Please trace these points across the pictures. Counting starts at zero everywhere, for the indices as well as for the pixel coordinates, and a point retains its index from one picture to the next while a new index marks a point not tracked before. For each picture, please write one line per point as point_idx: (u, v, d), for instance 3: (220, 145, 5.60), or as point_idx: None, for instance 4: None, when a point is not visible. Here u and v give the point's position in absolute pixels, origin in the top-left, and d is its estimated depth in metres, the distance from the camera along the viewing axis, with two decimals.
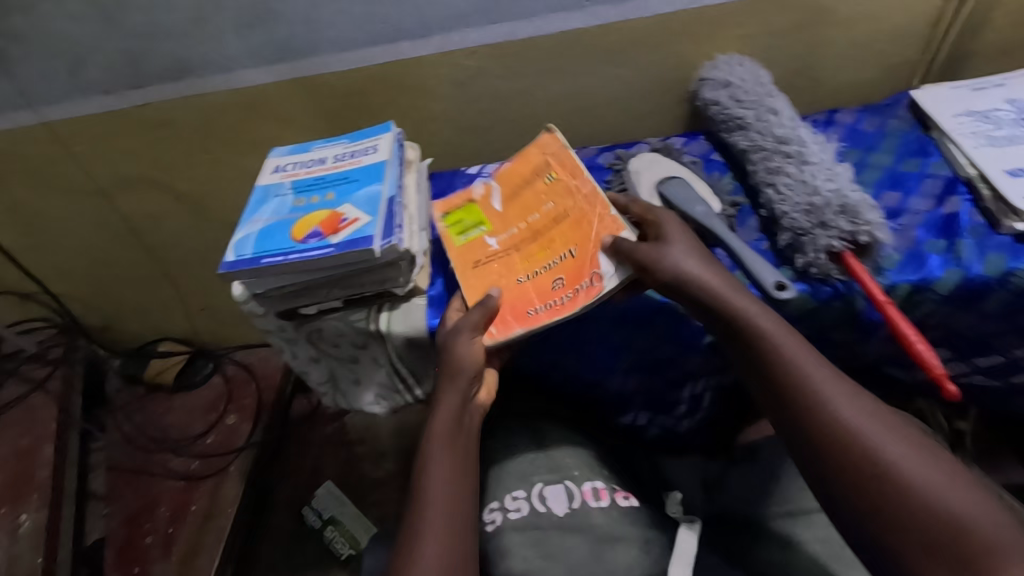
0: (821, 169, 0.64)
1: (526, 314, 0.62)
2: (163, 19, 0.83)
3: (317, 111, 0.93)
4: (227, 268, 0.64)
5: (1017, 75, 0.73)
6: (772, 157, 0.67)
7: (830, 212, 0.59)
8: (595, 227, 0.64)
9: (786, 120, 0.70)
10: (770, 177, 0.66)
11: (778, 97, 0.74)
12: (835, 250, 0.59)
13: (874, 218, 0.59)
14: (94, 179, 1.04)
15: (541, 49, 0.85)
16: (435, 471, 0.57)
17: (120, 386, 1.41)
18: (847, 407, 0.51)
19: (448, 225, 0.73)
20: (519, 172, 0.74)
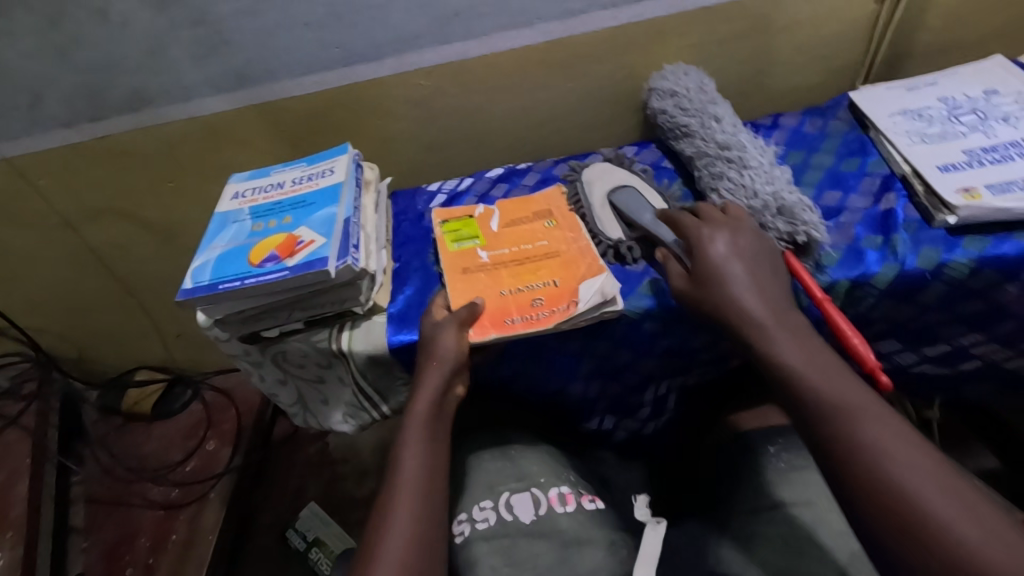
0: (760, 173, 0.66)
1: (504, 320, 0.63)
2: (119, 52, 0.84)
3: (278, 135, 0.94)
4: (185, 296, 0.64)
5: (948, 74, 0.76)
6: (715, 163, 0.70)
7: (768, 215, 0.62)
8: (583, 271, 0.67)
9: (728, 127, 0.72)
10: (714, 183, 0.69)
11: (721, 104, 0.77)
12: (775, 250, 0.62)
13: (810, 218, 0.62)
14: (59, 211, 1.04)
15: (493, 66, 0.87)
16: (411, 458, 0.58)
17: (96, 418, 1.40)
18: (870, 423, 0.48)
19: (444, 232, 0.75)
20: (524, 209, 0.77)
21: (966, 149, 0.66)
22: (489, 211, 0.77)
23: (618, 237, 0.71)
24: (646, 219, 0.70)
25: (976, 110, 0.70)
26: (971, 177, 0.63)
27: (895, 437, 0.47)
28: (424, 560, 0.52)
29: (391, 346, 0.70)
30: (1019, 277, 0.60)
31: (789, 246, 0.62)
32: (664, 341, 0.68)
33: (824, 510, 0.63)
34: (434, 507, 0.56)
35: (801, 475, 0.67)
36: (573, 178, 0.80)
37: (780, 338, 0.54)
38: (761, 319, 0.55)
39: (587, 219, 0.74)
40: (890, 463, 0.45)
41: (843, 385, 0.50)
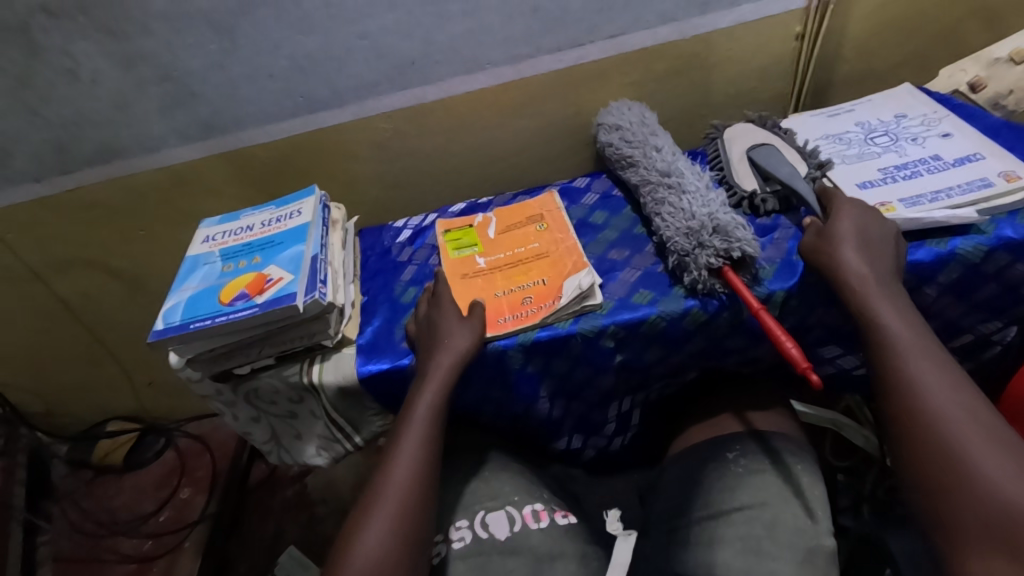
0: (697, 196, 0.72)
1: (497, 320, 0.69)
2: (88, 108, 0.88)
3: (246, 181, 0.98)
4: (156, 337, 0.66)
5: (862, 101, 0.84)
6: (657, 189, 0.75)
7: (706, 235, 0.67)
8: (569, 268, 0.73)
9: (664, 159, 0.78)
10: (657, 208, 0.74)
11: (663, 136, 0.83)
12: (717, 266, 0.66)
13: (744, 236, 0.66)
14: (27, 263, 1.05)
15: (450, 108, 0.92)
16: (412, 438, 0.63)
17: (66, 472, 1.37)
18: (942, 388, 0.55)
19: (447, 240, 0.83)
20: (518, 215, 0.84)
21: (881, 167, 0.73)
22: (488, 220, 0.85)
23: (753, 189, 0.76)
24: (784, 172, 0.74)
25: (888, 132, 0.77)
26: (887, 192, 0.69)
27: (976, 421, 0.52)
28: (416, 523, 0.60)
29: (361, 376, 0.72)
30: (935, 279, 0.66)
31: (728, 263, 0.66)
32: (621, 356, 0.72)
33: (780, 510, 0.66)
34: (415, 497, 0.61)
35: (758, 478, 0.69)
36: (714, 137, 0.85)
37: (873, 298, 0.60)
38: (865, 280, 0.61)
39: (726, 173, 0.79)
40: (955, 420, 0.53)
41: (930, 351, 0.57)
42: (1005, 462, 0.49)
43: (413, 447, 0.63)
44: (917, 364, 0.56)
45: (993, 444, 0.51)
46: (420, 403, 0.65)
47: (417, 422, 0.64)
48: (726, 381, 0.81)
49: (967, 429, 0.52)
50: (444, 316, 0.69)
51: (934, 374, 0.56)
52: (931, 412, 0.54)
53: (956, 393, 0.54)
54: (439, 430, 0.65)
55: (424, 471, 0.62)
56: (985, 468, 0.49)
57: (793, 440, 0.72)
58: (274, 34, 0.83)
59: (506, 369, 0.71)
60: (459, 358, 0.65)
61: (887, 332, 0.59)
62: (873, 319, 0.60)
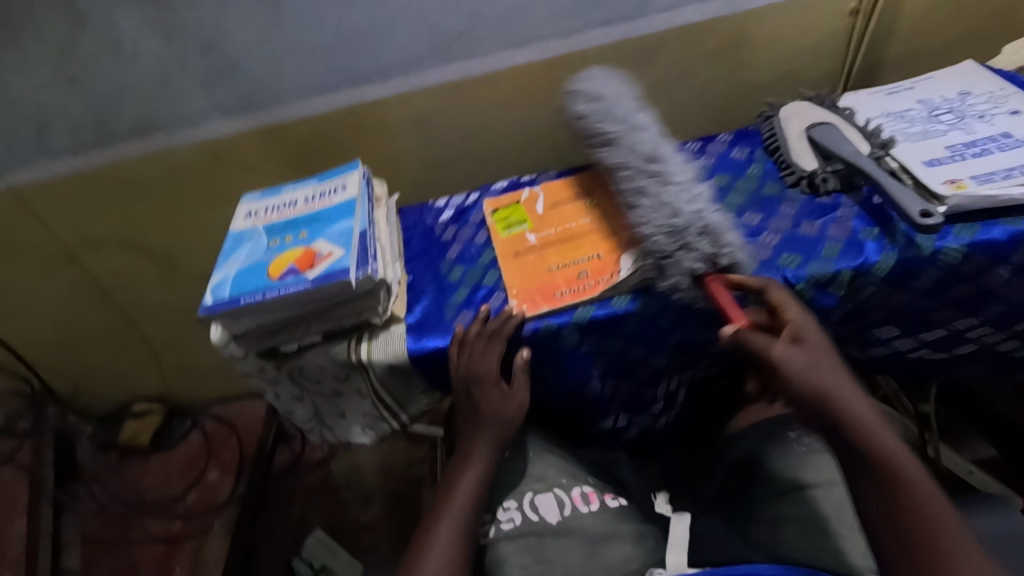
0: (682, 190, 0.66)
1: (554, 294, 0.69)
2: (127, 81, 0.86)
3: (283, 158, 0.96)
4: (206, 311, 0.65)
5: (923, 78, 0.82)
6: (637, 176, 0.68)
7: (691, 240, 0.63)
8: (625, 242, 0.72)
9: (631, 139, 0.70)
10: (635, 197, 0.67)
11: (628, 106, 0.74)
12: (702, 275, 0.64)
13: (728, 244, 0.64)
14: (60, 241, 1.04)
15: (493, 84, 0.90)
16: (446, 526, 0.62)
17: (92, 452, 1.37)
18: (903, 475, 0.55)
19: (495, 219, 0.82)
20: (566, 190, 0.83)
21: (948, 145, 0.70)
22: (535, 195, 0.84)
23: (814, 168, 0.74)
24: (848, 151, 0.71)
25: (953, 110, 0.75)
26: (956, 170, 0.67)
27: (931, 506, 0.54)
28: None
29: (412, 354, 0.71)
30: (1007, 259, 0.64)
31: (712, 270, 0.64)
32: (677, 335, 0.70)
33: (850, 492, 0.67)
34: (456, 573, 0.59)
35: (821, 458, 0.70)
36: (769, 116, 0.84)
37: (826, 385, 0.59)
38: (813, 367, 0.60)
39: (782, 152, 0.78)
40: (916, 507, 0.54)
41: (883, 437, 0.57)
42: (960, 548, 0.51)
43: (451, 530, 0.62)
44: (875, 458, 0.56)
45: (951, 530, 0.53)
46: (463, 486, 0.65)
47: (460, 504, 0.64)
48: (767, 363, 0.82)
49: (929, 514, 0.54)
50: (483, 390, 0.67)
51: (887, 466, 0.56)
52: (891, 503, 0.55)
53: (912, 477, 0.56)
54: (477, 511, 0.64)
55: (464, 550, 0.61)
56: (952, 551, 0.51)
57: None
58: (318, 7, 0.81)
59: (560, 348, 0.70)
60: (500, 439, 0.68)
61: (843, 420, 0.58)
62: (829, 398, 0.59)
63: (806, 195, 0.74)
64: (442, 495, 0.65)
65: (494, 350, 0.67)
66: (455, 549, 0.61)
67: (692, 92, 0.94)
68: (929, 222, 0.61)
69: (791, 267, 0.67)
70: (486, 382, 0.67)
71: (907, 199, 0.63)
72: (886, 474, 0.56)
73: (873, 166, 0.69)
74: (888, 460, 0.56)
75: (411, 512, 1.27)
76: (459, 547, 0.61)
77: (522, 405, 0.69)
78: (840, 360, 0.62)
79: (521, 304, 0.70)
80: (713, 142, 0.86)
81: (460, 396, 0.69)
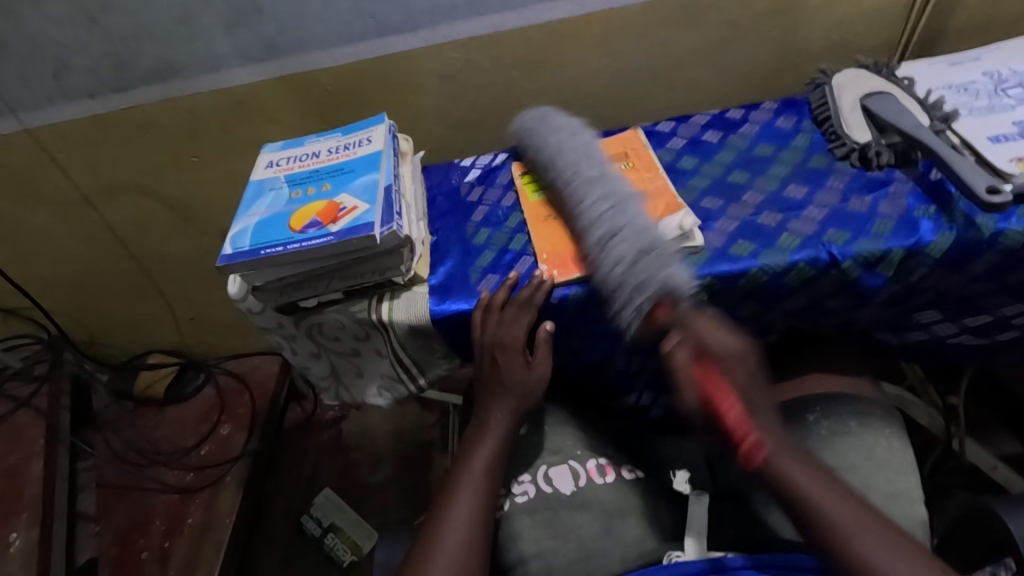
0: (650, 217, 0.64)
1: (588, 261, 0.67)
2: (148, 19, 0.83)
3: (305, 109, 0.93)
4: (225, 261, 0.62)
5: (990, 49, 0.76)
6: (612, 188, 0.65)
7: (637, 262, 0.59)
8: (661, 210, 0.69)
9: (592, 160, 0.67)
10: (610, 202, 0.63)
11: (580, 130, 0.72)
12: (648, 299, 0.59)
13: (680, 270, 0.59)
14: (77, 186, 1.02)
15: (527, 39, 0.86)
16: (465, 496, 0.60)
17: (107, 401, 1.38)
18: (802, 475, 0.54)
19: (525, 182, 0.79)
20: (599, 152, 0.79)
21: (1015, 121, 0.66)
22: None
23: (867, 141, 0.70)
24: (908, 123, 0.67)
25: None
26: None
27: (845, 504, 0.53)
28: (474, 564, 0.56)
29: (434, 316, 0.69)
30: None
31: (661, 296, 0.59)
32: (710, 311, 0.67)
33: (870, 474, 0.67)
34: (477, 541, 0.58)
35: (844, 441, 0.69)
36: (819, 84, 0.78)
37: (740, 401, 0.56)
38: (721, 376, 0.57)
39: (833, 122, 0.73)
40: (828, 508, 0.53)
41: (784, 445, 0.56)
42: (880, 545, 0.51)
43: (471, 497, 0.60)
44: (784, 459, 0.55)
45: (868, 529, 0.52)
46: (480, 454, 0.64)
47: (477, 473, 0.62)
48: (799, 345, 0.78)
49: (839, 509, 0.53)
50: (507, 358, 0.65)
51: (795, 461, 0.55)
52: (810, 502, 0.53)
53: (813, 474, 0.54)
54: (495, 482, 0.63)
55: (485, 519, 0.59)
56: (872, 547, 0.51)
57: (869, 407, 0.71)
58: None
59: (587, 317, 0.68)
60: (518, 411, 0.66)
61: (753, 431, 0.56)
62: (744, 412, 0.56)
63: (856, 168, 0.70)
64: (457, 464, 0.64)
65: (523, 318, 0.65)
66: (474, 518, 0.59)
67: (735, 57, 0.89)
68: (996, 199, 0.58)
69: (837, 244, 0.63)
70: (510, 351, 0.65)
71: (973, 175, 0.60)
72: (834, 547, 0.52)
73: (933, 139, 0.64)
74: (788, 474, 0.54)
75: (420, 476, 1.28)
76: (480, 516, 0.59)
77: (543, 378, 0.67)
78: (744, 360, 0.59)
79: (552, 270, 0.68)
80: (757, 109, 0.81)
81: (482, 362, 0.67)
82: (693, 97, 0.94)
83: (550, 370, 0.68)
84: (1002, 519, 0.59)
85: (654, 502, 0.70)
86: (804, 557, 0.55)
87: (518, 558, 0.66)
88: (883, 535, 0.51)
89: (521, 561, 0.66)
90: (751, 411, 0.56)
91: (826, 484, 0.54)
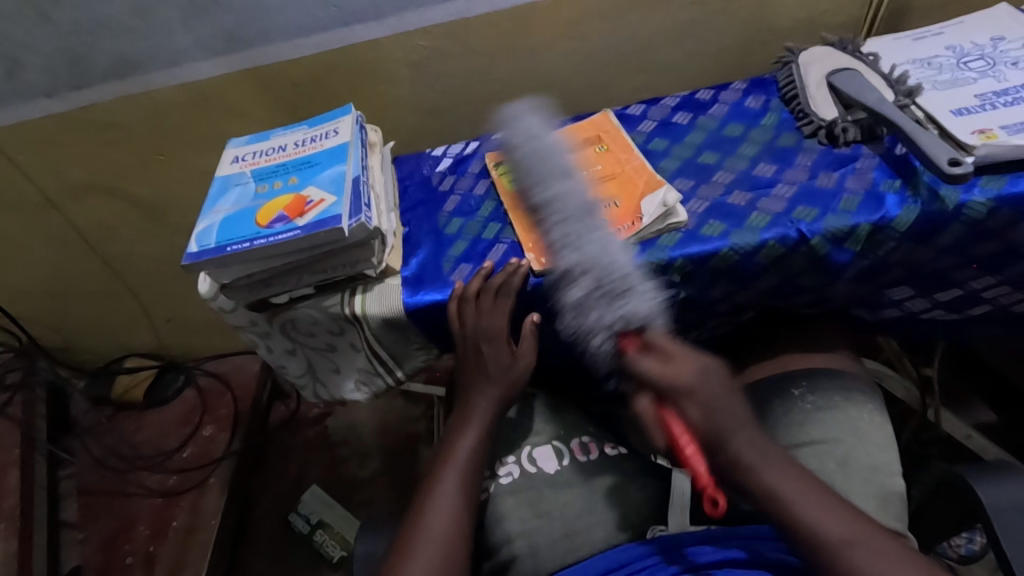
0: (600, 235, 0.61)
1: None
2: (103, 13, 0.80)
3: (273, 102, 0.91)
4: (191, 260, 0.61)
5: (952, 23, 0.77)
6: (562, 218, 0.62)
7: (592, 298, 0.59)
8: (641, 188, 0.69)
9: (554, 176, 0.64)
10: (558, 238, 0.62)
11: (547, 139, 0.68)
12: (606, 336, 0.59)
13: (637, 301, 0.58)
14: (41, 188, 0.99)
15: (494, 25, 0.85)
16: (448, 485, 0.60)
17: (87, 407, 1.35)
18: (783, 483, 0.53)
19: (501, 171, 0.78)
20: (573, 136, 0.78)
21: (978, 93, 0.67)
22: None
23: (833, 118, 0.71)
24: (872, 99, 0.67)
25: (985, 56, 0.71)
26: (985, 120, 0.63)
27: (837, 513, 0.52)
28: (456, 550, 0.56)
29: (408, 308, 0.68)
30: None
31: (622, 332, 0.58)
32: (685, 292, 0.67)
33: (852, 446, 0.67)
34: (459, 528, 0.58)
35: (827, 415, 0.69)
36: (787, 62, 0.78)
37: (732, 424, 0.54)
38: (684, 389, 0.54)
39: (801, 100, 0.74)
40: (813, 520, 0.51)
41: (763, 455, 0.54)
42: (880, 552, 0.50)
43: (454, 485, 0.60)
44: (767, 472, 0.53)
45: (867, 541, 0.50)
46: (464, 442, 0.63)
47: (461, 461, 0.62)
48: (778, 325, 0.79)
49: (828, 520, 0.51)
50: (491, 348, 0.65)
51: (777, 466, 0.53)
52: (801, 516, 0.51)
53: (796, 480, 0.53)
54: (479, 470, 0.63)
55: (468, 506, 0.60)
56: (865, 561, 0.49)
57: (848, 381, 0.72)
58: None
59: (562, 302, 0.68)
60: (502, 398, 0.66)
61: (737, 453, 0.53)
62: (726, 431, 0.54)
63: (824, 145, 0.70)
64: (441, 452, 0.64)
65: (504, 307, 0.65)
66: (456, 506, 0.59)
67: (705, 37, 0.89)
68: (957, 170, 0.58)
69: (806, 221, 0.63)
70: (494, 341, 0.66)
71: (935, 148, 0.60)
72: (823, 559, 0.50)
73: (898, 114, 0.65)
74: (768, 487, 0.53)
75: (408, 468, 1.28)
76: (462, 504, 0.59)
77: (529, 367, 0.67)
78: (710, 369, 0.55)
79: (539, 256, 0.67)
80: (726, 89, 0.81)
81: (466, 350, 0.66)
82: (664, 79, 0.94)
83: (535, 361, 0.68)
84: (971, 488, 0.58)
85: (637, 480, 0.70)
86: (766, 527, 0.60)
87: (503, 539, 0.67)
88: (871, 546, 0.50)
89: (506, 541, 0.67)
90: (723, 437, 0.53)
91: (807, 489, 0.53)
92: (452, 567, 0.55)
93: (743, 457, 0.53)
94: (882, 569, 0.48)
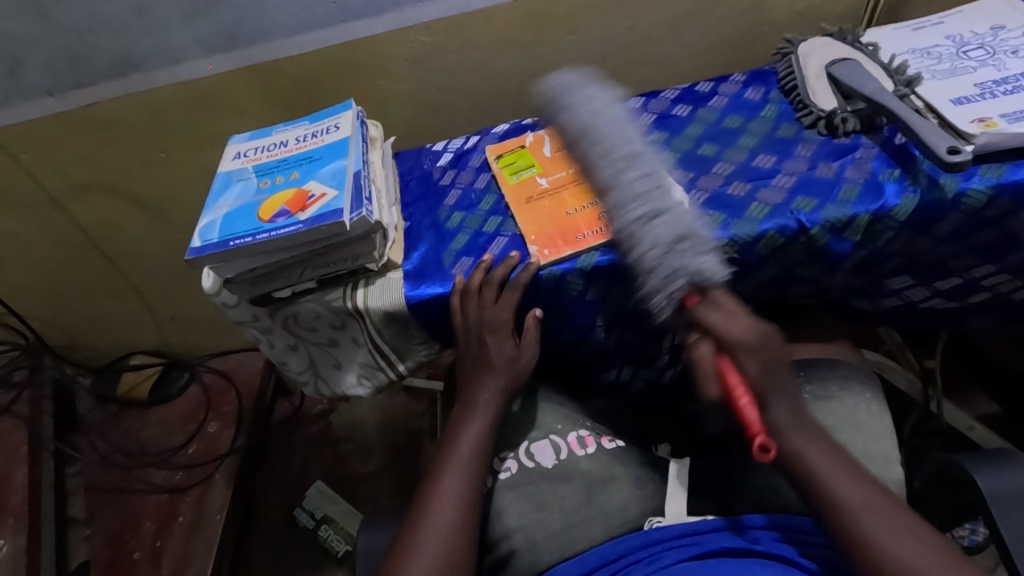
0: (671, 192, 0.61)
1: (576, 237, 0.66)
2: (104, 10, 0.81)
3: (273, 98, 0.91)
4: (194, 254, 0.62)
5: (952, 12, 0.77)
6: (637, 172, 0.61)
7: (673, 245, 0.57)
8: None
9: (626, 135, 0.64)
10: (635, 188, 0.60)
11: (600, 97, 0.68)
12: (677, 290, 0.57)
13: (712, 257, 0.58)
14: (45, 187, 1.00)
15: (493, 19, 0.85)
16: (454, 477, 0.61)
17: (91, 405, 1.36)
18: (811, 447, 0.54)
19: (501, 166, 0.78)
20: None
21: (977, 82, 0.67)
22: (540, 138, 0.79)
23: (832, 108, 0.71)
24: (871, 89, 0.68)
25: (984, 45, 0.71)
26: (985, 109, 0.63)
27: (863, 483, 0.52)
28: (462, 541, 0.57)
29: (409, 302, 0.69)
30: None
31: (689, 287, 0.57)
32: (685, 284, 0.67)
33: (850, 436, 0.68)
34: (464, 521, 0.58)
35: (826, 405, 0.70)
36: (786, 53, 0.78)
37: (773, 390, 0.56)
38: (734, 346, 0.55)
39: (800, 91, 0.74)
40: (838, 485, 0.52)
41: (797, 420, 0.55)
42: (895, 526, 0.50)
43: (458, 477, 0.61)
44: (799, 436, 0.55)
45: (888, 513, 0.50)
46: (468, 434, 0.64)
47: (465, 454, 0.62)
48: (775, 317, 0.79)
49: (850, 486, 0.52)
50: (497, 339, 0.66)
51: (809, 432, 0.55)
52: (828, 481, 0.52)
53: (827, 446, 0.55)
54: (483, 463, 0.63)
55: (473, 499, 0.60)
56: (878, 529, 0.50)
57: (847, 371, 0.72)
58: None
59: (562, 295, 0.69)
60: (506, 390, 0.66)
61: (770, 415, 0.55)
62: (766, 393, 0.55)
63: (823, 137, 0.70)
64: (445, 446, 0.64)
65: (506, 299, 0.66)
66: (461, 498, 0.59)
67: (704, 30, 0.89)
68: (956, 159, 0.58)
69: (805, 211, 0.63)
70: (498, 333, 0.66)
71: (934, 136, 0.60)
72: (840, 525, 0.51)
73: (897, 104, 0.65)
74: (796, 452, 0.54)
75: (411, 463, 1.29)
76: (467, 495, 0.60)
77: (533, 358, 0.68)
78: (765, 334, 0.57)
79: (541, 248, 0.67)
80: (726, 82, 0.81)
81: (470, 343, 0.67)
82: (663, 72, 0.94)
83: (537, 353, 0.69)
84: (970, 475, 0.58)
85: (636, 471, 0.71)
86: (809, 522, 0.60)
87: (503, 533, 0.67)
88: (889, 514, 0.50)
89: (505, 535, 0.67)
90: (766, 397, 0.55)
91: (837, 461, 0.54)
92: (456, 558, 0.56)
93: (779, 421, 0.55)
94: (897, 537, 0.49)
